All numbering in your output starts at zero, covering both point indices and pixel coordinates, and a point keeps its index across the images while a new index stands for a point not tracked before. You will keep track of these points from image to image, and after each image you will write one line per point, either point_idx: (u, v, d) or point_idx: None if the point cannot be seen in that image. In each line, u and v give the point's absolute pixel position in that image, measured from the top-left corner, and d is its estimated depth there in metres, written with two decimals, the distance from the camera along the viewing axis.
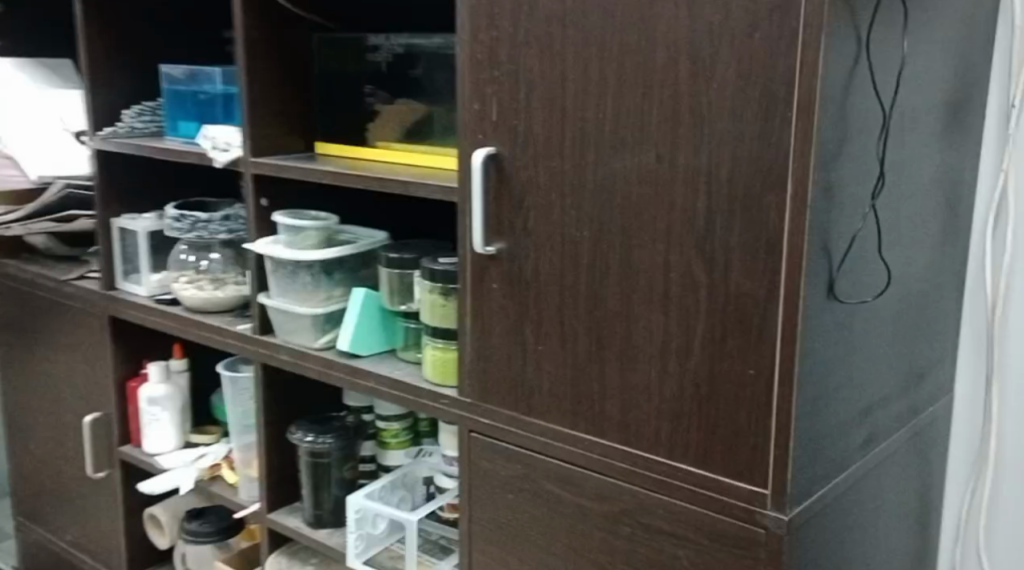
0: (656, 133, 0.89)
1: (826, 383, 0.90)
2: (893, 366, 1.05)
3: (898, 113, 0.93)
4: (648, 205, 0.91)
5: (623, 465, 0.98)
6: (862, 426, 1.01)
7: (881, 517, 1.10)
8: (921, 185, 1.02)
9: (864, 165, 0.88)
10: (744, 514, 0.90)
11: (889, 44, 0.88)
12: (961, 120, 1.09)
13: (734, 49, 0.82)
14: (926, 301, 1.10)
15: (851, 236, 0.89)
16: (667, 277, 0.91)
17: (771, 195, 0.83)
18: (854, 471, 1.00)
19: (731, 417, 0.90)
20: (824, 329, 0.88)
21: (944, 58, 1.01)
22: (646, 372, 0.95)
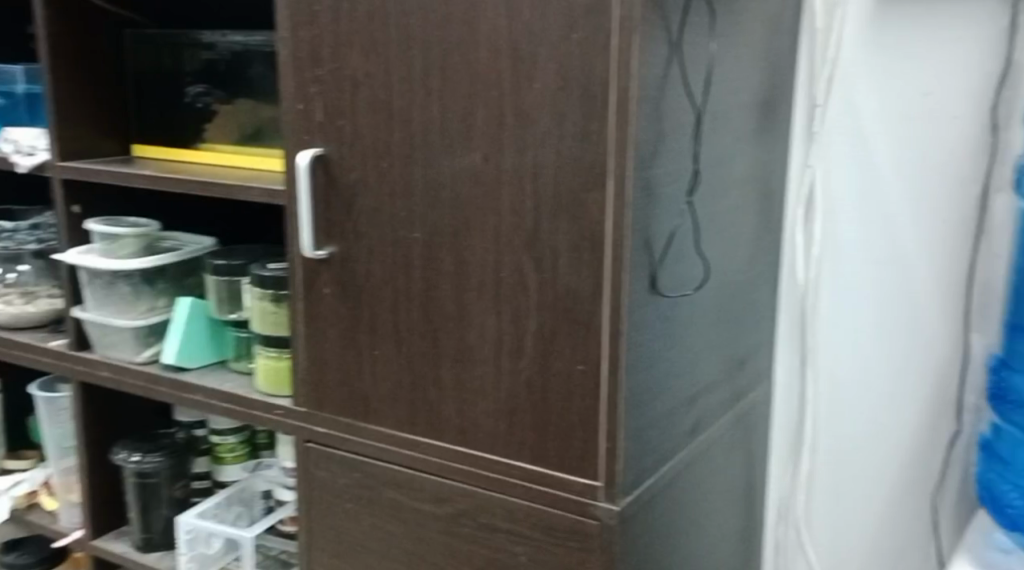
0: (481, 133, 0.89)
1: (652, 375, 0.93)
2: (715, 356, 1.10)
3: (709, 114, 0.97)
4: (476, 204, 0.91)
5: (459, 465, 0.98)
6: (688, 414, 1.04)
7: (708, 502, 1.15)
8: (735, 182, 1.07)
9: (680, 163, 0.91)
10: (578, 507, 0.91)
11: (699, 46, 0.91)
12: (770, 120, 1.15)
13: (553, 49, 0.84)
14: (744, 293, 1.16)
15: (670, 231, 0.92)
16: (496, 276, 0.92)
17: (593, 194, 0.84)
18: (681, 458, 1.03)
19: (562, 413, 0.91)
20: (647, 322, 0.90)
21: (752, 61, 1.07)
22: (480, 372, 0.95)
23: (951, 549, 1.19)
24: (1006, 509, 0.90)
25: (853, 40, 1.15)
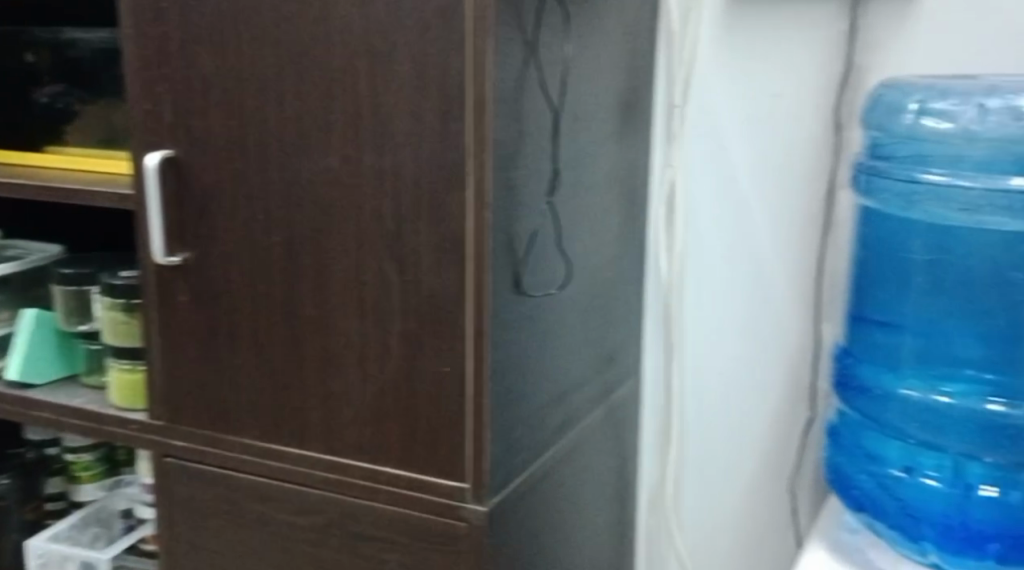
0: (338, 134, 0.87)
1: (519, 374, 0.93)
2: (583, 353, 1.11)
3: (567, 116, 0.97)
4: (335, 206, 0.89)
5: (325, 474, 0.96)
6: (556, 412, 1.05)
7: (580, 498, 1.16)
8: (597, 180, 1.08)
9: (539, 164, 0.92)
10: (447, 510, 0.91)
11: (554, 47, 0.92)
12: (631, 120, 1.17)
13: (408, 49, 0.83)
14: (611, 290, 1.17)
15: (531, 231, 0.92)
16: (358, 280, 0.90)
17: (454, 194, 0.84)
18: (551, 456, 1.04)
19: (429, 416, 0.90)
20: (511, 322, 0.90)
21: (611, 63, 1.08)
22: (344, 377, 0.93)
23: (808, 530, 1.24)
24: (852, 490, 0.92)
25: (707, 42, 1.18)
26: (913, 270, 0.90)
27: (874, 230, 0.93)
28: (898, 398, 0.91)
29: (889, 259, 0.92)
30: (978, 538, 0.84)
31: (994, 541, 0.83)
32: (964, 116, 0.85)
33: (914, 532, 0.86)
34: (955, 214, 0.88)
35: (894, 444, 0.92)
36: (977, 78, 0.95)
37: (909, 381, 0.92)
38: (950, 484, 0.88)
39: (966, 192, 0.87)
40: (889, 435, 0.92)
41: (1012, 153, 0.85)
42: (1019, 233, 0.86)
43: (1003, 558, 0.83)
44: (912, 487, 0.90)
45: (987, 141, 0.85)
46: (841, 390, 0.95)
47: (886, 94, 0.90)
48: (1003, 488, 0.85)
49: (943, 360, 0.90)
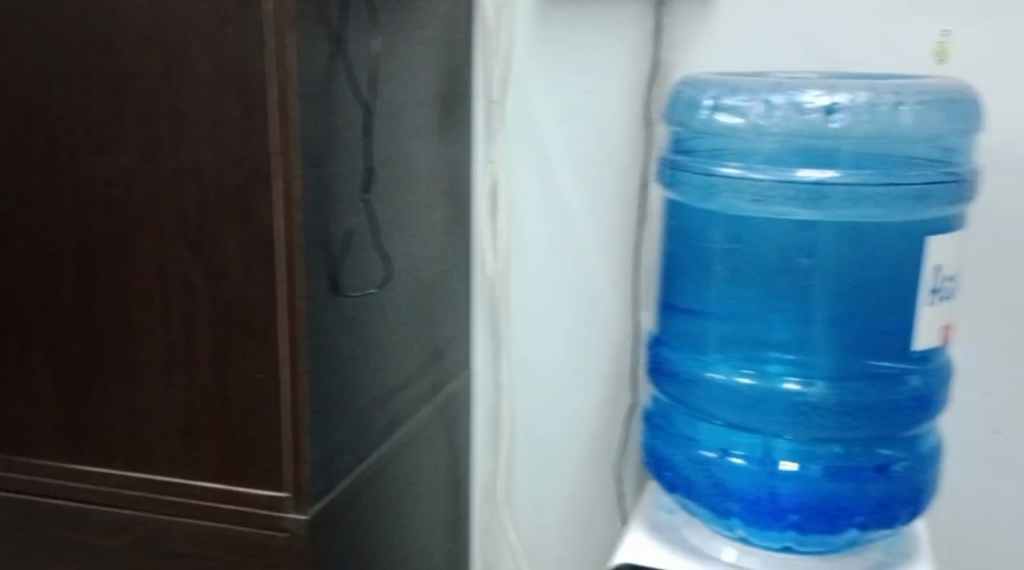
0: (133, 132, 0.83)
1: (339, 376, 0.91)
2: (410, 351, 1.10)
3: (379, 112, 0.96)
4: (134, 208, 0.84)
5: (133, 491, 0.91)
6: (382, 412, 1.03)
7: (411, 496, 1.14)
8: (417, 176, 1.07)
9: (350, 161, 0.90)
10: (265, 521, 0.88)
11: (362, 41, 0.90)
12: (451, 115, 1.16)
13: (205, 43, 0.79)
14: (436, 286, 1.16)
15: (346, 230, 0.90)
16: (162, 285, 0.86)
17: (260, 194, 0.81)
18: (378, 457, 1.02)
19: (242, 425, 0.87)
20: (328, 324, 0.88)
21: (426, 57, 1.07)
22: (150, 388, 0.88)
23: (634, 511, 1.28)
24: (665, 473, 0.95)
25: (522, 38, 1.19)
26: (713, 260, 0.91)
27: (679, 221, 0.95)
28: (703, 382, 0.94)
29: (691, 250, 0.93)
30: (778, 510, 0.89)
31: (794, 512, 0.88)
32: (753, 111, 0.89)
33: (721, 507, 0.90)
34: (747, 205, 0.91)
35: (704, 426, 0.94)
36: (764, 78, 0.93)
37: (715, 365, 0.94)
38: (756, 462, 0.91)
39: (756, 183, 0.91)
40: (699, 417, 0.95)
41: (796, 148, 0.90)
42: (805, 222, 0.89)
43: (801, 528, 0.88)
44: (721, 466, 0.92)
45: (775, 136, 0.90)
46: (655, 376, 0.98)
47: (684, 91, 0.94)
48: (802, 462, 0.91)
49: (743, 344, 0.94)
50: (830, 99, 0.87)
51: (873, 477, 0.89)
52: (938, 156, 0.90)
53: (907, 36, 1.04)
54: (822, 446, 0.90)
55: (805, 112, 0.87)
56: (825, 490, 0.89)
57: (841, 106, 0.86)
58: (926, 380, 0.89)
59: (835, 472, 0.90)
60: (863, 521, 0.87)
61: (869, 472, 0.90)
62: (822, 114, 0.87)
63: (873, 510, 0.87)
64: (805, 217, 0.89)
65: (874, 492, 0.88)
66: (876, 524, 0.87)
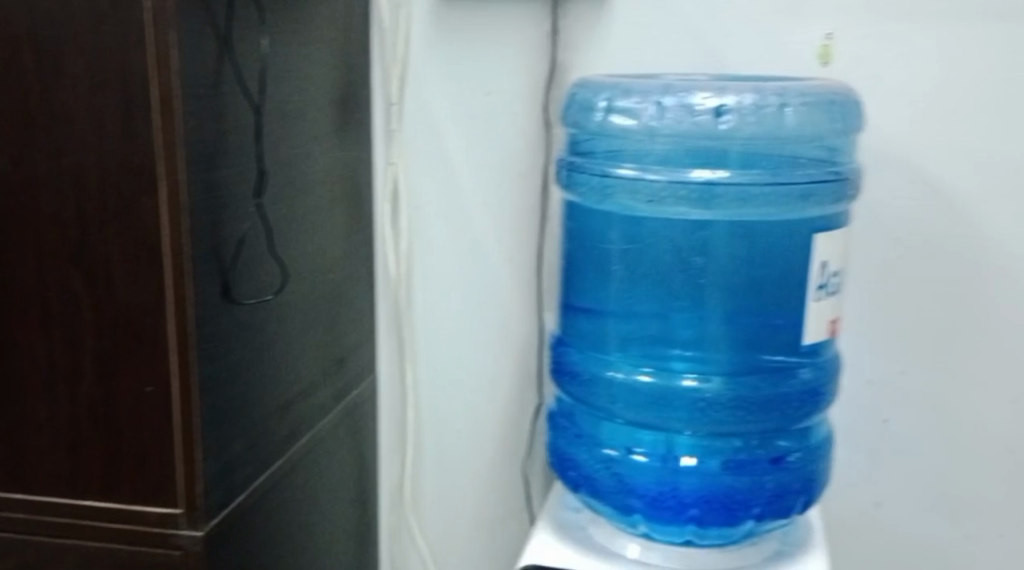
0: (8, 136, 0.79)
1: (235, 385, 0.89)
2: (311, 356, 1.08)
3: (270, 113, 0.94)
4: (10, 215, 0.81)
5: (17, 513, 0.87)
6: (282, 420, 1.01)
7: (315, 505, 1.12)
8: (314, 179, 1.06)
9: (241, 164, 0.88)
10: (159, 539, 0.85)
11: (250, 41, 0.88)
12: (349, 117, 1.15)
13: (82, 42, 0.76)
14: (337, 290, 1.15)
15: (239, 236, 0.88)
16: (42, 296, 0.82)
17: (144, 199, 0.78)
18: (278, 467, 1.00)
19: (132, 440, 0.84)
20: (221, 333, 0.86)
21: (321, 58, 1.06)
22: (33, 403, 0.85)
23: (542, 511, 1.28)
24: (569, 472, 0.95)
25: (419, 39, 1.18)
26: (610, 260, 0.92)
27: (577, 221, 0.95)
28: (603, 381, 0.94)
29: (589, 250, 0.94)
30: (680, 504, 0.90)
31: (694, 507, 0.90)
32: (645, 113, 0.90)
33: (623, 504, 0.91)
34: (642, 206, 0.91)
35: (605, 425, 0.95)
36: (656, 79, 0.94)
37: (615, 364, 0.95)
38: (656, 458, 0.92)
39: (649, 184, 0.91)
40: (601, 416, 0.95)
41: (688, 149, 0.92)
42: (697, 221, 0.90)
43: (701, 522, 0.89)
44: (623, 463, 0.93)
45: (667, 137, 0.91)
46: (557, 376, 0.98)
47: (579, 93, 0.95)
48: (701, 457, 0.92)
49: (641, 341, 0.94)
50: (719, 101, 0.88)
51: (767, 469, 0.91)
52: (824, 156, 0.93)
53: (794, 38, 1.07)
54: (720, 440, 0.91)
55: (695, 114, 0.88)
56: (723, 484, 0.90)
57: (729, 108, 0.88)
58: (816, 372, 0.92)
59: (732, 466, 0.91)
60: (759, 512, 0.89)
61: (765, 464, 0.92)
62: (711, 116, 0.89)
63: (767, 501, 0.89)
64: (698, 216, 0.90)
65: (769, 484, 0.90)
66: (771, 514, 0.89)
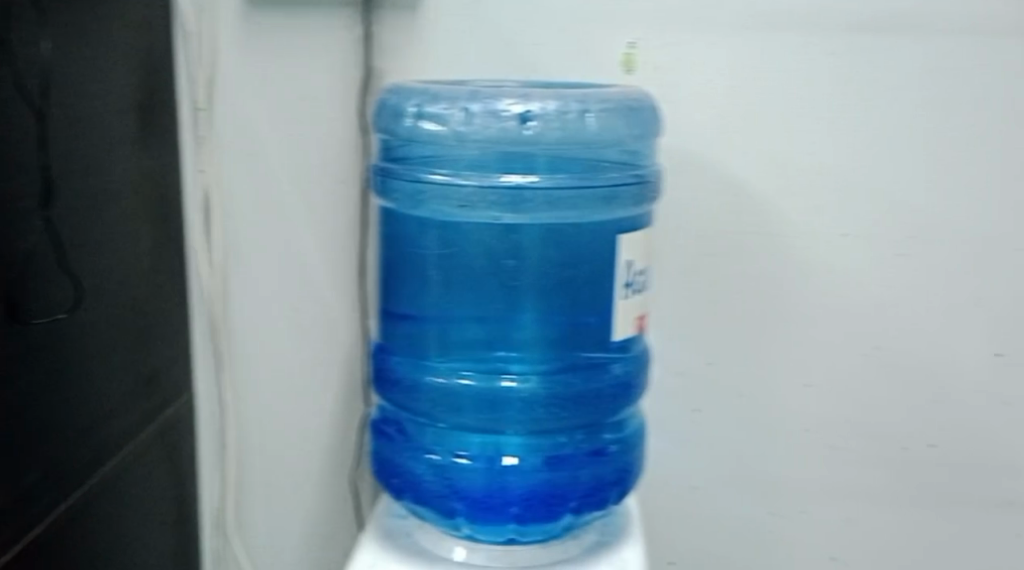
0: None
1: (26, 410, 0.84)
2: (116, 375, 1.03)
3: (56, 119, 0.88)
4: None
5: None
6: (85, 444, 0.96)
7: (127, 532, 1.07)
8: (112, 189, 1.00)
9: (25, 174, 0.82)
10: None
11: (30, 43, 0.83)
12: (151, 123, 1.10)
13: None
14: (144, 306, 1.10)
15: (25, 251, 0.83)
16: None
17: None
18: (80, 495, 0.95)
19: None
20: (8, 355, 0.80)
21: (116, 63, 1.01)
22: None
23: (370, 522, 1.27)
24: (393, 479, 0.95)
25: (226, 43, 1.15)
26: (427, 265, 0.92)
27: (392, 227, 0.95)
28: (425, 388, 0.93)
29: (405, 256, 0.93)
30: (501, 503, 0.92)
31: (514, 505, 0.91)
32: (453, 119, 0.91)
33: (446, 508, 0.92)
34: (454, 211, 0.92)
35: (429, 431, 0.95)
36: (463, 86, 0.95)
37: (435, 369, 0.94)
38: (479, 461, 0.92)
39: (461, 190, 0.92)
40: (423, 422, 0.95)
41: (498, 154, 0.94)
42: (508, 224, 0.92)
43: (521, 519, 0.91)
44: (446, 468, 0.93)
45: (476, 142, 0.92)
46: (379, 385, 0.96)
47: (389, 99, 0.95)
48: (522, 456, 0.93)
49: (460, 346, 0.94)
50: (524, 107, 0.90)
51: (585, 462, 0.94)
52: (627, 159, 0.97)
53: (600, 45, 1.11)
54: (540, 438, 0.93)
55: (501, 120, 0.90)
56: (542, 480, 0.93)
57: (534, 115, 0.90)
58: (627, 367, 0.96)
59: (551, 462, 0.93)
60: (576, 505, 0.92)
61: (582, 457, 0.95)
62: (517, 122, 0.91)
63: (584, 494, 0.93)
64: (509, 220, 0.92)
65: (585, 477, 0.94)
66: (588, 506, 0.93)
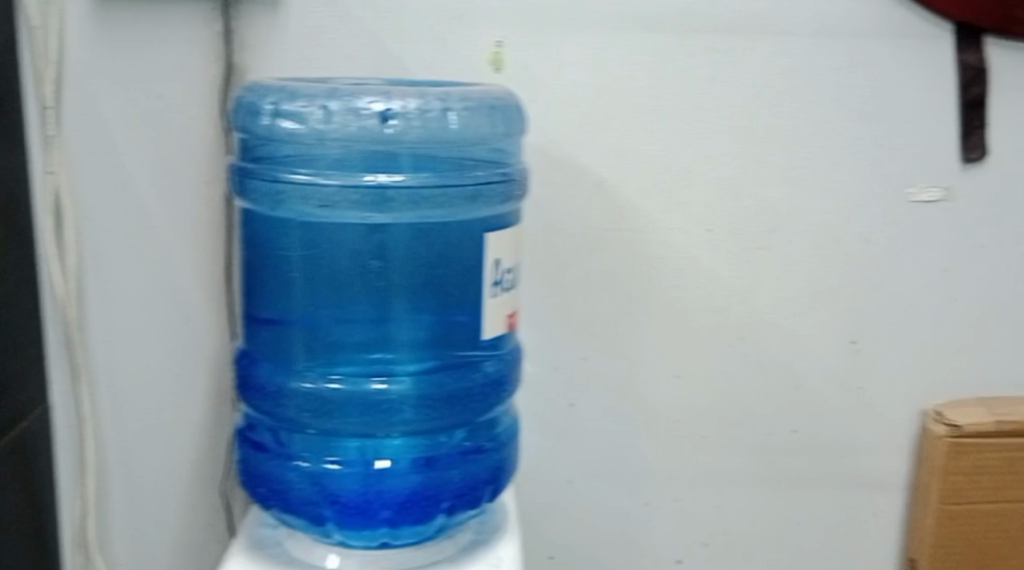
0: None
1: None
2: None
3: None
4: None
5: None
6: None
7: None
8: None
9: None
10: None
11: None
12: None
13: None
14: None
15: None
16: None
17: None
18: None
19: None
20: None
21: None
22: None
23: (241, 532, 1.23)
24: (259, 488, 0.93)
25: (76, 38, 1.10)
26: (291, 267, 0.89)
27: (253, 229, 0.92)
28: (292, 394, 0.91)
29: (268, 258, 0.91)
30: (372, 507, 0.90)
31: (386, 508, 0.90)
32: (313, 117, 0.89)
33: (315, 514, 0.91)
34: (315, 211, 0.90)
35: (296, 437, 0.93)
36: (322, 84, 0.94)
37: (302, 374, 0.92)
38: (351, 465, 0.91)
39: (322, 189, 0.90)
40: (289, 428, 0.92)
41: (360, 153, 0.92)
42: (373, 224, 0.91)
43: (393, 523, 0.90)
44: (314, 473, 0.91)
45: (336, 141, 0.91)
46: (243, 392, 0.94)
47: (246, 97, 0.92)
48: (393, 459, 0.92)
49: (327, 349, 0.92)
50: (385, 105, 0.89)
51: (458, 460, 0.94)
52: (492, 158, 0.97)
53: (466, 43, 1.11)
54: (411, 439, 0.92)
55: (362, 117, 0.89)
56: (413, 483, 0.91)
57: (395, 113, 0.89)
58: (498, 364, 0.96)
59: (422, 463, 0.92)
60: (448, 505, 0.92)
61: (455, 455, 0.94)
62: (378, 120, 0.89)
63: (456, 495, 0.92)
64: (374, 220, 0.91)
65: (456, 477, 0.93)
66: (461, 506, 0.92)
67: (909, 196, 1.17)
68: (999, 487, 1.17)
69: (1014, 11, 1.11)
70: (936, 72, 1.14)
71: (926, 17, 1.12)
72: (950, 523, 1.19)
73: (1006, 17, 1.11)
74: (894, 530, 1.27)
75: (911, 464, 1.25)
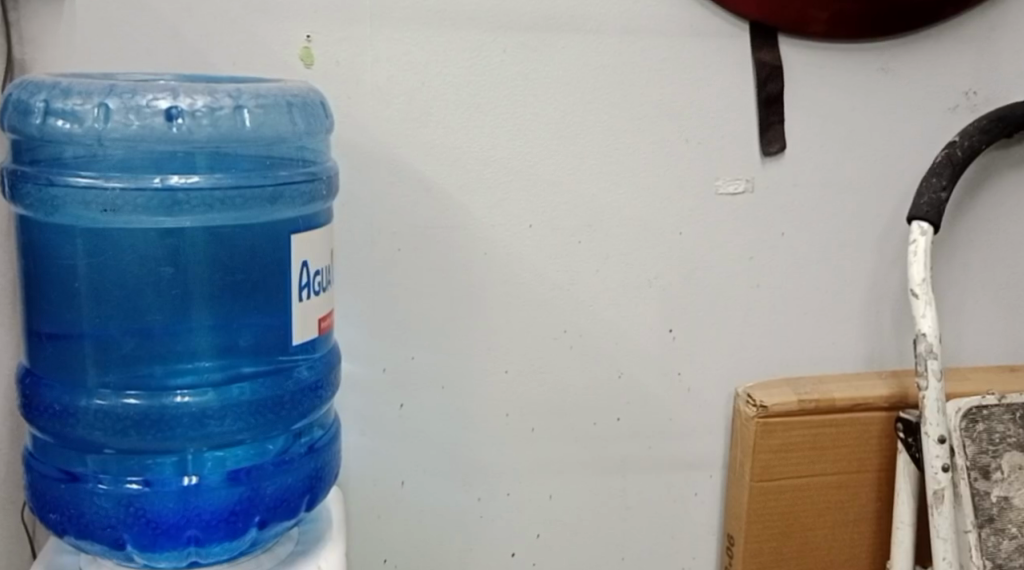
0: None
1: None
2: None
3: None
4: None
5: None
6: None
7: None
8: None
9: None
10: None
11: None
12: None
13: None
14: None
15: None
16: None
17: None
18: None
19: None
20: None
21: None
22: None
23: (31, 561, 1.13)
24: (50, 515, 0.88)
25: None
26: (75, 278, 0.86)
27: (29, 236, 0.88)
28: (81, 412, 0.86)
29: (48, 269, 0.87)
30: (176, 528, 0.87)
31: (190, 527, 0.87)
32: (89, 116, 0.84)
33: (114, 538, 0.86)
34: (97, 216, 0.86)
35: (90, 457, 0.87)
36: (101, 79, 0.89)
37: (96, 392, 0.87)
38: (155, 485, 0.87)
39: (103, 193, 0.85)
40: (82, 449, 0.87)
41: (146, 154, 0.87)
42: (164, 229, 0.87)
43: (199, 542, 0.87)
44: (113, 495, 0.86)
45: (116, 141, 0.86)
46: (27, 413, 0.89)
47: (16, 95, 0.87)
48: (199, 473, 0.89)
49: (119, 363, 0.87)
50: (171, 103, 0.84)
51: (272, 471, 0.92)
52: (296, 154, 0.95)
53: (273, 38, 1.07)
54: (220, 451, 0.89)
55: (145, 115, 0.84)
56: (223, 498, 0.88)
57: (180, 111, 0.84)
58: (312, 369, 0.94)
59: (233, 476, 0.89)
60: (261, 519, 0.90)
61: (269, 466, 0.92)
62: (163, 118, 0.85)
63: (271, 507, 0.90)
64: (166, 224, 0.87)
65: (270, 489, 0.90)
66: (274, 518, 0.91)
67: (717, 189, 1.21)
68: (804, 462, 1.24)
69: (807, 12, 1.17)
70: (737, 69, 1.18)
71: (724, 16, 1.16)
72: (762, 499, 1.24)
73: (799, 18, 1.17)
74: (714, 510, 1.31)
75: (725, 445, 1.30)
